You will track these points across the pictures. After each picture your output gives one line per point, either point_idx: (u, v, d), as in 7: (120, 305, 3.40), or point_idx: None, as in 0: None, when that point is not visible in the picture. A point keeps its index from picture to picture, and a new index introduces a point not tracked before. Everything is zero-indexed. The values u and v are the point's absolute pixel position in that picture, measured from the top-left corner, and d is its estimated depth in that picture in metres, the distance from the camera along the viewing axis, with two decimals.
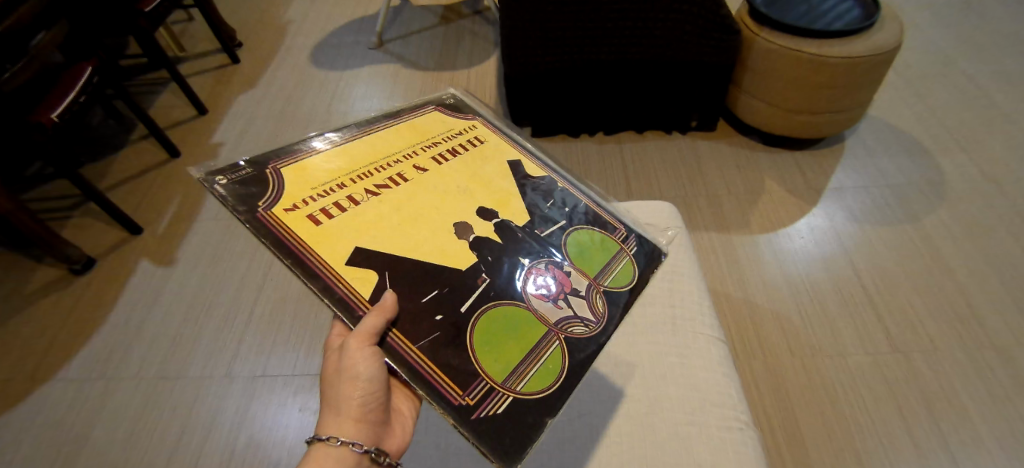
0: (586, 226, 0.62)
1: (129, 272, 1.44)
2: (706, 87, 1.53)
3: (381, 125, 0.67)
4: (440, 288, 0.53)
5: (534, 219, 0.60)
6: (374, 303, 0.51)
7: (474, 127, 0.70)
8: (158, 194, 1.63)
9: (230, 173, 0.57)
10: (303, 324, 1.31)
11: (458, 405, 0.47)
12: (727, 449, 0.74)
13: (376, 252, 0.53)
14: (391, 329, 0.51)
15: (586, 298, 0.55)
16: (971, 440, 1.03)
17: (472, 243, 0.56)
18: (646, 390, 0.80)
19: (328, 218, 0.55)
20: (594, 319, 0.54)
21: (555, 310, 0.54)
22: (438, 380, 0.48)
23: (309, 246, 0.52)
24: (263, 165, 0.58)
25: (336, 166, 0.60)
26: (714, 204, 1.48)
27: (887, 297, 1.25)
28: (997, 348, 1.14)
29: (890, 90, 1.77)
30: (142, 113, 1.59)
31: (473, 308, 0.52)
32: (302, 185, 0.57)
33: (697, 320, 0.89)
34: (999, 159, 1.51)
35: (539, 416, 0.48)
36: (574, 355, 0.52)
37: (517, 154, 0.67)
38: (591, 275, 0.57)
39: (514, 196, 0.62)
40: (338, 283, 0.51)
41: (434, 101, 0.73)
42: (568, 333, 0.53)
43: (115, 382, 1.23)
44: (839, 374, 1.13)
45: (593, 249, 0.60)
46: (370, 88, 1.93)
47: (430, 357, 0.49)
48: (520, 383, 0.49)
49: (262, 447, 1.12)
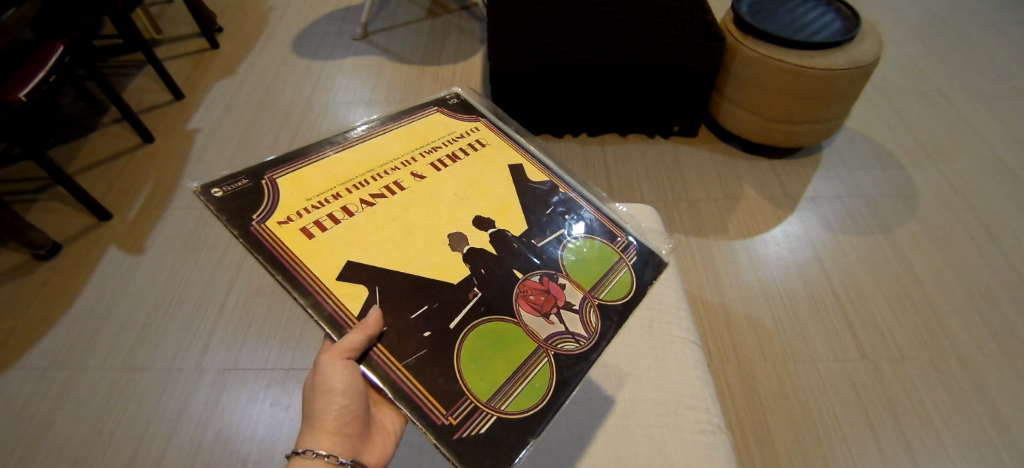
0: (585, 234, 0.61)
1: (97, 259, 1.39)
2: (690, 92, 1.53)
3: (382, 129, 0.67)
4: (429, 303, 0.52)
5: (532, 228, 0.60)
6: (361, 320, 0.50)
7: (474, 131, 0.69)
8: (129, 178, 1.57)
9: (226, 184, 0.57)
10: (277, 318, 1.29)
11: (440, 425, 0.46)
12: (699, 451, 0.75)
13: (367, 265, 0.53)
14: (375, 345, 0.50)
15: (579, 312, 0.55)
16: (931, 444, 1.06)
17: (464, 255, 0.56)
18: (625, 392, 0.80)
19: (321, 231, 0.55)
20: (586, 335, 0.54)
21: (546, 326, 0.53)
22: (422, 400, 0.47)
23: (299, 259, 0.52)
24: (258, 175, 0.59)
25: (333, 176, 0.60)
26: (694, 208, 1.49)
27: (857, 304, 1.27)
28: (959, 356, 1.18)
29: (867, 102, 1.81)
30: (115, 95, 1.54)
31: (461, 325, 0.52)
32: (298, 196, 0.58)
33: (672, 322, 0.89)
34: (970, 174, 1.56)
35: (522, 436, 0.47)
36: (562, 372, 0.51)
37: (518, 158, 0.67)
38: (586, 288, 0.56)
39: (513, 203, 0.61)
40: (328, 298, 0.51)
41: (437, 102, 0.73)
42: (558, 349, 0.52)
43: (79, 371, 1.19)
44: (809, 379, 1.15)
45: (591, 260, 0.59)
46: (354, 80, 1.89)
47: (416, 376, 0.49)
48: (505, 402, 0.48)
49: (231, 442, 1.09)
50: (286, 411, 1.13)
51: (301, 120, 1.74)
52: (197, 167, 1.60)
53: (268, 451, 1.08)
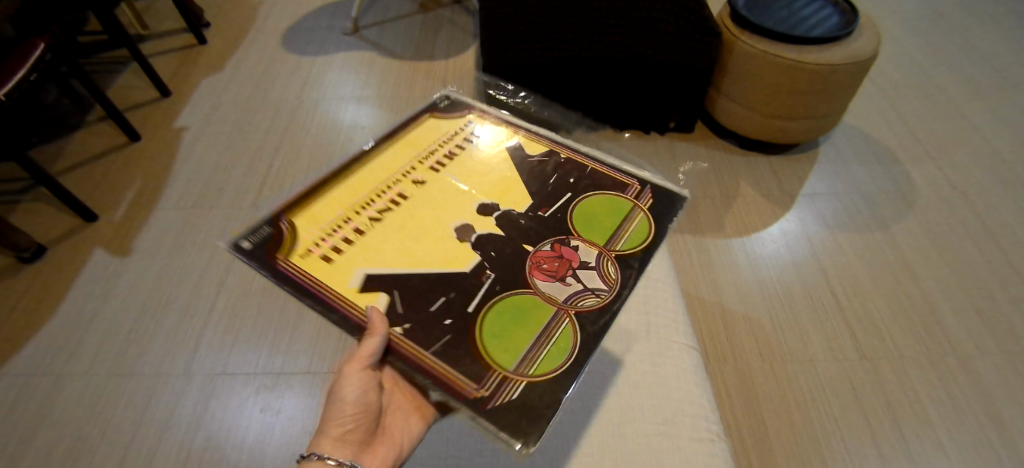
0: (590, 195, 0.61)
1: (82, 261, 1.36)
2: (686, 88, 1.51)
3: (378, 147, 0.65)
4: (448, 291, 0.50)
5: (537, 201, 0.59)
6: (384, 322, 0.48)
7: (465, 131, 0.68)
8: (115, 177, 1.54)
9: (247, 236, 0.54)
10: (268, 320, 1.26)
11: (468, 399, 0.44)
12: (697, 458, 0.74)
13: (388, 273, 0.51)
14: (397, 336, 0.48)
15: (596, 268, 0.53)
16: (931, 445, 1.05)
17: (476, 242, 0.54)
18: (621, 398, 0.78)
19: (340, 253, 0.53)
20: (606, 288, 0.51)
21: (563, 288, 0.51)
22: (447, 378, 0.45)
23: (326, 283, 0.50)
24: (271, 216, 0.56)
25: (342, 200, 0.59)
26: (690, 206, 1.47)
27: (855, 302, 1.26)
28: (958, 355, 1.17)
29: (863, 97, 1.80)
30: (99, 93, 1.50)
31: (479, 303, 0.50)
32: (313, 227, 0.56)
33: (670, 327, 0.88)
34: (967, 170, 1.54)
35: (554, 395, 0.44)
36: (587, 328, 0.49)
37: (511, 148, 0.66)
38: (599, 246, 0.55)
39: (514, 187, 0.60)
40: (357, 310, 0.49)
41: (424, 109, 0.71)
42: (578, 308, 0.50)
43: (65, 377, 1.17)
44: (807, 379, 1.14)
45: (601, 216, 0.58)
46: (345, 75, 1.86)
47: (440, 359, 0.46)
48: (531, 367, 0.46)
49: (220, 449, 1.07)
50: (277, 417, 1.11)
51: (291, 117, 1.72)
52: (185, 167, 1.58)
53: (259, 458, 1.05)
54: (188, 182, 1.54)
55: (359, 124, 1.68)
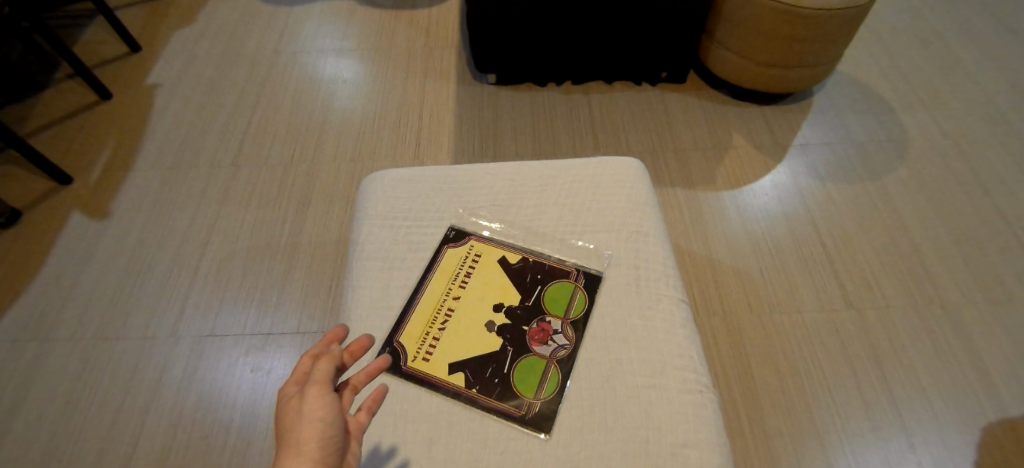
0: (551, 283, 0.82)
1: (60, 225, 1.33)
2: (678, 36, 1.46)
3: (419, 277, 0.82)
4: (491, 363, 0.73)
5: (523, 293, 0.80)
6: (471, 385, 0.72)
7: (472, 247, 0.86)
8: (89, 139, 1.49)
9: (378, 354, 0.75)
10: (253, 279, 1.24)
11: (518, 416, 0.69)
12: (687, 412, 0.69)
13: (466, 361, 0.74)
14: (471, 390, 0.71)
15: (561, 331, 0.77)
16: (914, 391, 1.07)
17: (506, 333, 0.76)
18: (606, 352, 0.74)
19: (432, 354, 0.74)
20: (568, 341, 0.76)
21: (547, 348, 0.75)
22: (498, 407, 0.70)
23: (438, 378, 0.72)
24: (381, 349, 0.75)
25: (417, 325, 0.77)
26: (682, 159, 1.45)
27: (844, 252, 1.26)
28: (944, 304, 1.17)
29: (859, 45, 1.75)
30: (65, 49, 1.43)
31: (509, 363, 0.74)
32: (411, 342, 0.76)
33: (659, 279, 0.82)
34: (962, 120, 1.52)
35: (552, 405, 0.70)
36: (564, 365, 0.74)
37: (508, 255, 0.85)
38: (560, 316, 0.78)
39: (511, 290, 0.81)
40: (459, 391, 0.71)
41: (441, 239, 0.87)
42: (557, 358, 0.74)
43: (49, 342, 1.15)
44: (794, 329, 1.15)
45: (559, 297, 0.80)
46: (324, 27, 1.79)
47: (497, 397, 0.71)
48: (542, 392, 0.71)
49: (212, 409, 1.07)
50: (267, 375, 1.11)
51: (270, 73, 1.65)
52: (162, 127, 1.52)
53: (251, 416, 1.06)
54: (166, 143, 1.49)
55: (341, 78, 1.64)
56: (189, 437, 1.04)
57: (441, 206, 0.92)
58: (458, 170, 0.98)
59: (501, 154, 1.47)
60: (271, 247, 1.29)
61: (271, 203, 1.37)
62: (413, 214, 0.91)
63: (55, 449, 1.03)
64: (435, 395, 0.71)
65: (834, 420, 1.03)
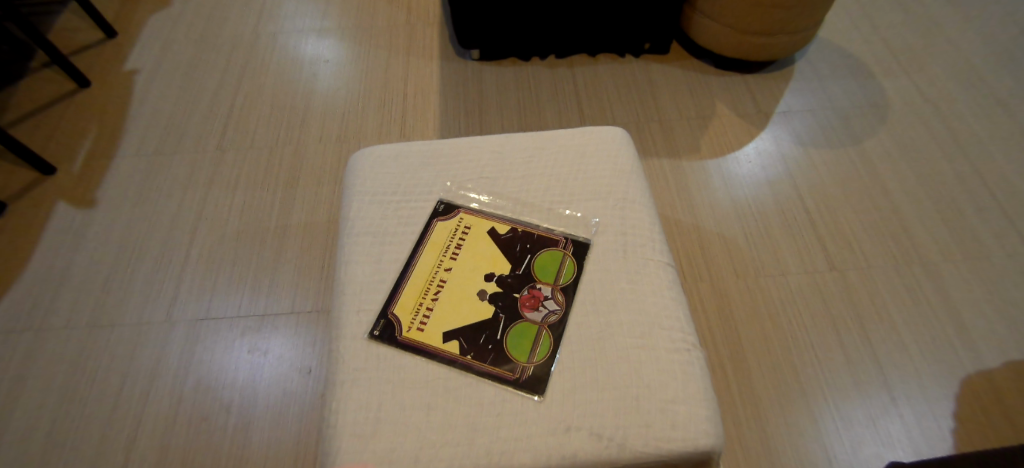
0: (541, 251, 0.83)
1: (47, 215, 1.32)
2: (660, 9, 1.47)
3: (411, 250, 0.83)
4: (484, 330, 0.75)
5: (513, 262, 0.82)
6: (465, 352, 0.73)
7: (462, 219, 0.87)
8: (70, 128, 1.47)
9: (374, 326, 0.76)
10: (245, 262, 1.25)
11: (512, 379, 0.71)
12: (675, 369, 0.72)
13: (460, 329, 0.75)
14: (465, 357, 0.73)
15: (551, 297, 0.78)
16: (895, 348, 1.10)
17: (498, 301, 0.77)
18: (597, 316, 0.76)
19: (427, 324, 0.76)
20: (558, 306, 0.78)
21: (539, 314, 0.77)
22: (492, 371, 0.71)
23: (433, 347, 0.74)
24: (377, 322, 0.77)
25: (410, 297, 0.78)
26: (667, 130, 1.46)
27: (826, 216, 1.29)
28: (923, 263, 1.21)
29: (840, 11, 1.76)
30: (39, 36, 1.40)
31: (502, 330, 0.75)
32: (405, 313, 0.77)
33: (645, 244, 0.84)
34: (941, 83, 1.54)
35: (545, 369, 0.72)
36: (555, 330, 0.75)
37: (498, 226, 0.86)
38: (551, 283, 0.80)
39: (502, 259, 0.82)
40: (453, 358, 0.73)
41: (431, 213, 0.88)
42: (548, 322, 0.76)
43: (43, 332, 1.15)
44: (778, 290, 1.18)
45: (549, 265, 0.82)
46: (304, 6, 1.77)
47: (491, 362, 0.72)
48: (535, 356, 0.73)
49: (212, 390, 1.08)
50: (264, 356, 1.12)
51: (251, 55, 1.64)
52: (145, 114, 1.51)
53: (249, 396, 1.07)
54: (150, 129, 1.48)
55: (323, 58, 1.62)
56: (189, 419, 1.05)
57: (429, 180, 0.93)
58: (445, 144, 0.99)
59: (488, 129, 1.47)
60: (260, 229, 1.30)
61: (258, 186, 1.37)
62: (402, 189, 0.91)
63: (57, 436, 1.04)
64: (431, 363, 0.72)
65: (819, 377, 1.07)
